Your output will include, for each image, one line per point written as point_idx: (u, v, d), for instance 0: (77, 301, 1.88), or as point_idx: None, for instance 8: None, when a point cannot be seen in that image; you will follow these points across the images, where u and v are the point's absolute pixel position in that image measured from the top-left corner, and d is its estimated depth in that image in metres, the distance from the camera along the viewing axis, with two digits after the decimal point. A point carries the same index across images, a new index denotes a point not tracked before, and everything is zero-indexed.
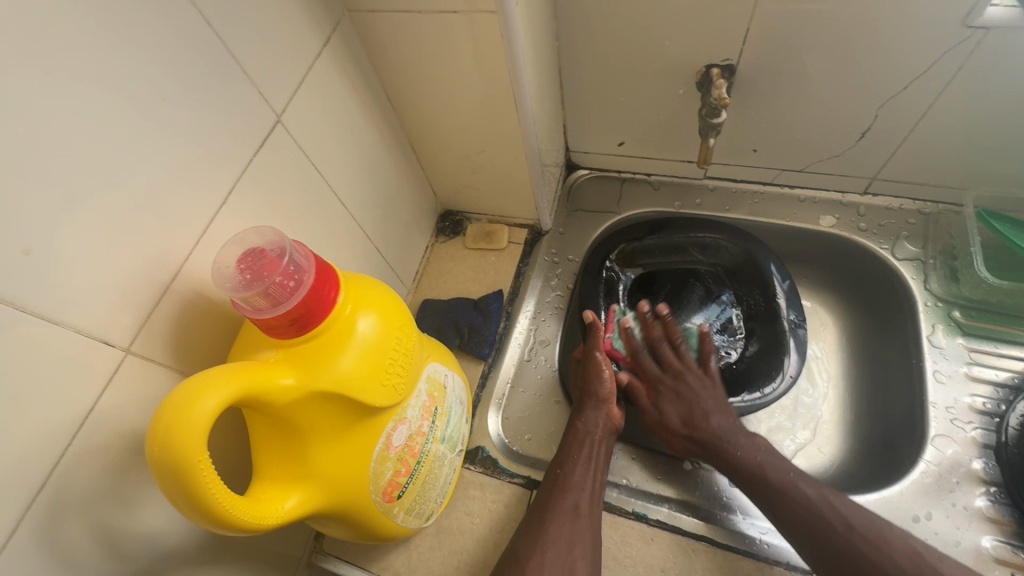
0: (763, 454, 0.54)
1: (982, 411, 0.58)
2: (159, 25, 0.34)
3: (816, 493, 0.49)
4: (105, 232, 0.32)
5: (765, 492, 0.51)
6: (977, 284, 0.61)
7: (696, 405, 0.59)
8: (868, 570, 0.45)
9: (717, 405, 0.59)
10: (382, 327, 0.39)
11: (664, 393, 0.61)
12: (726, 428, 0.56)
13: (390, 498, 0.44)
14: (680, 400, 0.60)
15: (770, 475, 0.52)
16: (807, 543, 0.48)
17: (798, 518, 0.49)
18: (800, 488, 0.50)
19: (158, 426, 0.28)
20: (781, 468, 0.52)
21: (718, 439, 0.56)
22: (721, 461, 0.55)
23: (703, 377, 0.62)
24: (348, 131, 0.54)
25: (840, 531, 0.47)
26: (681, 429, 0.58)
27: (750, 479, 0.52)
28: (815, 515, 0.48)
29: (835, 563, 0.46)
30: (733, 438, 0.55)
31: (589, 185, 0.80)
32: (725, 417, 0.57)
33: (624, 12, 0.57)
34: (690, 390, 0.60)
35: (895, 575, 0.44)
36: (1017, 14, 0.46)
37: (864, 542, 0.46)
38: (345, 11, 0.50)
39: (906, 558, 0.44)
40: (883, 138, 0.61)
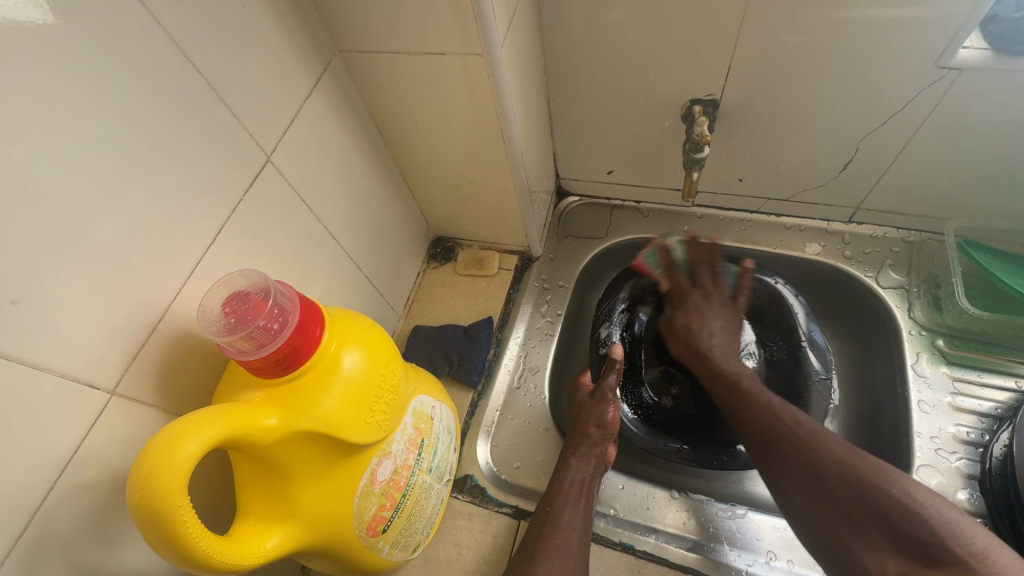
0: (746, 375, 0.56)
1: (966, 441, 0.58)
2: (152, 78, 0.35)
3: (778, 403, 0.52)
4: (92, 277, 0.33)
5: (737, 403, 0.54)
6: (959, 315, 0.62)
7: (700, 323, 0.62)
8: (803, 455, 0.46)
9: (724, 330, 0.61)
10: (367, 363, 0.40)
11: (683, 301, 0.65)
12: (719, 346, 0.60)
13: (375, 532, 0.44)
14: (691, 314, 0.63)
15: (745, 387, 0.55)
16: (757, 438, 0.51)
17: (755, 420, 0.51)
18: (767, 399, 0.52)
19: (140, 471, 0.29)
20: (760, 386, 0.55)
21: (710, 356, 0.59)
22: (708, 370, 0.59)
23: (728, 304, 0.64)
24: (339, 165, 0.55)
25: (787, 424, 0.49)
26: (682, 334, 0.63)
27: (725, 386, 0.56)
28: (771, 417, 0.50)
29: (776, 454, 0.48)
30: (724, 358, 0.59)
31: (579, 212, 0.81)
32: (727, 343, 0.60)
33: (608, 50, 0.59)
34: (706, 309, 0.63)
35: (827, 459, 0.45)
36: (988, 56, 0.48)
37: (806, 433, 0.48)
38: (336, 52, 0.52)
39: (839, 444, 0.46)
40: (864, 170, 0.62)
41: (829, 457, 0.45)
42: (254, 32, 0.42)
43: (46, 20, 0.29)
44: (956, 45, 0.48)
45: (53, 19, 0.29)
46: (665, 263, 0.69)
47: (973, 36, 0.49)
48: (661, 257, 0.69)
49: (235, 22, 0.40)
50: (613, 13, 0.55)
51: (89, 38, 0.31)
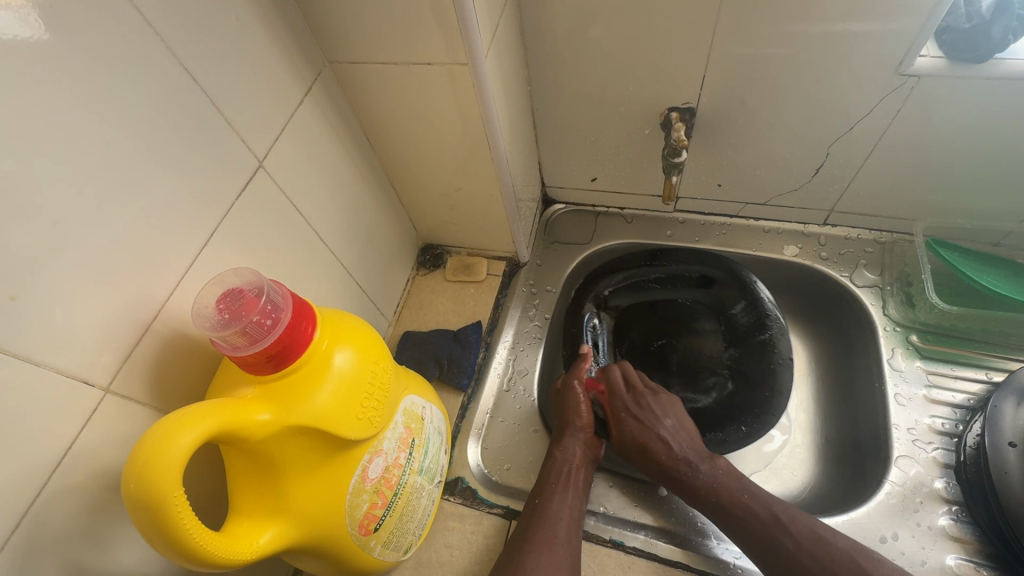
0: (720, 479, 0.54)
1: (941, 432, 0.60)
2: (148, 86, 0.37)
3: (766, 515, 0.51)
4: (88, 276, 0.34)
5: (724, 516, 0.53)
6: (931, 310, 0.64)
7: (655, 435, 0.58)
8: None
9: (678, 431, 0.58)
10: (357, 361, 0.40)
11: (624, 420, 0.60)
12: (687, 460, 0.56)
13: (367, 531, 0.45)
14: (640, 427, 0.59)
15: (725, 501, 0.53)
16: (761, 555, 0.50)
17: (752, 538, 0.51)
18: (755, 511, 0.51)
19: (136, 462, 0.29)
20: (737, 492, 0.53)
21: (679, 472, 0.56)
22: (685, 493, 0.55)
23: (659, 399, 0.61)
24: (329, 172, 0.56)
25: (788, 547, 0.48)
26: (643, 464, 0.58)
27: (709, 504, 0.54)
28: (768, 535, 0.50)
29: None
30: (695, 474, 0.55)
31: (565, 219, 0.83)
32: (686, 447, 0.57)
33: (588, 61, 0.62)
34: (650, 416, 0.60)
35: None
36: (943, 64, 0.51)
37: (810, 559, 0.47)
38: (326, 63, 0.53)
39: (852, 573, 0.46)
40: (836, 174, 0.65)
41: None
42: (244, 44, 0.43)
43: (41, 28, 0.30)
44: (913, 55, 0.51)
45: (44, 34, 0.30)
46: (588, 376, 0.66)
47: (929, 45, 0.52)
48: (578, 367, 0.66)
49: (228, 33, 0.42)
50: (591, 27, 0.58)
51: (90, 45, 0.33)
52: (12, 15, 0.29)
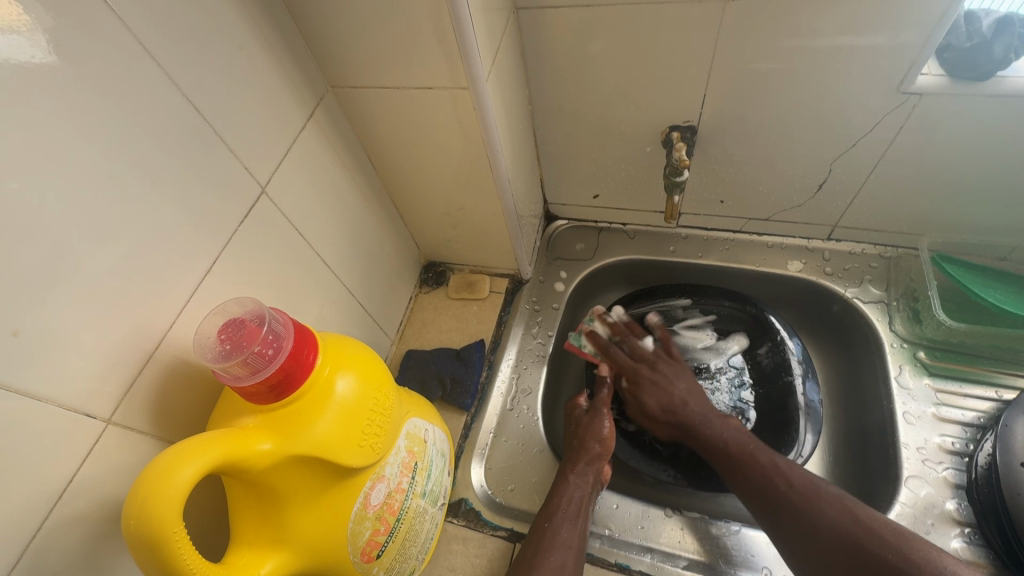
0: (732, 433, 0.57)
1: (951, 451, 0.59)
2: (149, 116, 0.37)
3: (767, 461, 0.53)
4: (90, 307, 0.34)
5: (730, 466, 0.55)
6: (938, 326, 0.63)
7: (669, 394, 0.62)
8: (803, 518, 0.48)
9: (691, 389, 0.62)
10: (360, 387, 0.40)
11: (643, 382, 0.65)
12: (702, 413, 0.60)
13: (369, 558, 0.44)
14: (653, 389, 0.63)
15: (734, 449, 0.56)
16: (754, 497, 0.52)
17: (750, 484, 0.53)
18: (757, 456, 0.54)
19: (136, 497, 0.29)
20: (746, 441, 0.56)
21: (693, 421, 0.59)
22: (697, 441, 0.59)
23: (670, 360, 0.67)
24: (332, 195, 0.57)
25: (781, 488, 0.51)
26: (659, 414, 0.62)
27: (721, 453, 0.56)
28: (764, 481, 0.52)
29: (778, 516, 0.50)
30: (706, 422, 0.59)
31: (568, 235, 0.83)
32: (701, 403, 0.61)
33: (589, 80, 0.62)
34: (663, 377, 0.64)
35: (824, 523, 0.47)
36: (945, 82, 0.51)
37: (799, 495, 0.50)
38: (328, 88, 0.54)
39: (834, 507, 0.48)
40: (839, 190, 0.65)
41: (828, 524, 0.47)
42: (246, 70, 0.44)
43: (50, 52, 0.31)
44: (915, 72, 0.51)
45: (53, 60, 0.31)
46: (598, 346, 0.70)
47: (930, 63, 0.52)
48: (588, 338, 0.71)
49: (230, 61, 0.42)
50: (592, 46, 0.58)
51: (92, 76, 0.33)
52: (24, 41, 0.29)
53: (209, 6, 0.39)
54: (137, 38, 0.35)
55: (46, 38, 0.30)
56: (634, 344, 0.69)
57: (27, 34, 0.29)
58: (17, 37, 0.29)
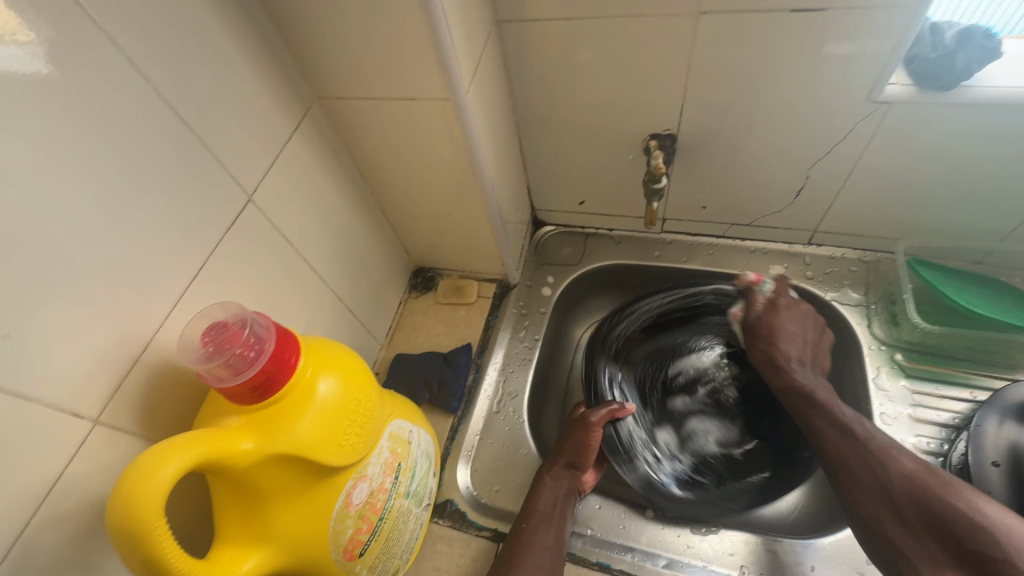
0: (818, 384, 0.59)
1: (926, 451, 0.60)
2: (138, 127, 0.38)
3: (851, 417, 0.54)
4: (80, 311, 0.35)
5: (809, 407, 0.56)
6: (914, 329, 0.65)
7: (786, 337, 0.62)
8: (875, 472, 0.49)
9: (804, 344, 0.62)
10: (341, 389, 0.41)
11: (777, 311, 0.64)
12: (795, 355, 0.61)
13: (352, 556, 0.45)
14: (780, 323, 0.63)
15: (816, 395, 0.57)
16: (827, 448, 0.53)
17: (825, 434, 0.53)
18: (838, 411, 0.55)
19: (119, 494, 0.31)
20: (831, 396, 0.57)
21: (783, 365, 0.61)
22: (778, 380, 0.61)
23: (804, 312, 0.64)
24: (320, 202, 0.58)
25: (859, 437, 0.51)
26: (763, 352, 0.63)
27: (797, 394, 0.58)
28: (844, 429, 0.53)
29: (844, 462, 0.51)
30: (803, 376, 0.60)
31: (555, 241, 0.85)
32: (800, 346, 0.62)
33: (569, 90, 0.64)
34: (788, 316, 0.63)
35: (898, 474, 0.48)
36: (913, 91, 0.52)
37: (878, 446, 0.50)
38: (315, 98, 0.56)
39: (912, 463, 0.48)
40: (817, 196, 0.67)
41: (899, 473, 0.48)
42: (232, 82, 0.45)
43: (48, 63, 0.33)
44: (883, 82, 0.52)
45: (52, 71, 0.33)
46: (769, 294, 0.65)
47: (898, 73, 0.54)
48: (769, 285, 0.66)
49: (217, 73, 0.44)
50: (572, 57, 0.60)
51: (83, 89, 0.35)
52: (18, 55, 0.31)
53: (198, 22, 0.41)
54: (128, 55, 0.37)
55: (44, 49, 0.32)
56: (780, 286, 0.66)
57: (28, 45, 0.31)
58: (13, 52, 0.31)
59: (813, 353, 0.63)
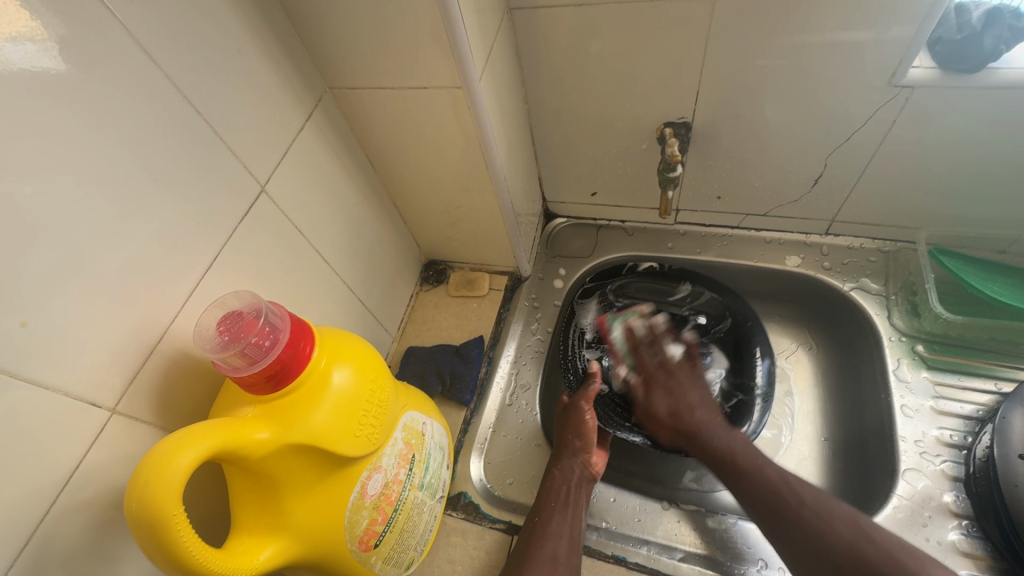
0: (738, 442, 0.57)
1: (949, 444, 0.59)
2: (151, 116, 0.38)
3: (777, 477, 0.52)
4: (96, 301, 0.35)
5: (735, 478, 0.54)
6: (936, 320, 0.63)
7: (683, 404, 0.62)
8: (815, 544, 0.46)
9: (703, 401, 0.62)
10: (356, 379, 0.41)
11: (654, 386, 0.65)
12: (709, 422, 0.59)
13: (367, 547, 0.45)
14: (670, 393, 0.63)
15: (741, 464, 0.54)
16: (761, 509, 0.51)
17: (760, 497, 0.51)
18: (766, 472, 0.53)
19: (137, 483, 0.30)
20: (752, 453, 0.55)
21: (699, 431, 0.59)
22: (701, 449, 0.58)
23: (694, 373, 0.66)
24: (331, 194, 0.58)
25: (792, 504, 0.49)
26: (666, 419, 0.62)
27: (722, 464, 0.56)
28: (775, 497, 0.51)
29: (787, 535, 0.48)
30: (713, 433, 0.58)
31: (567, 233, 0.84)
32: (708, 412, 0.61)
33: (582, 78, 0.63)
34: (679, 384, 0.64)
35: (834, 538, 0.46)
36: (937, 74, 0.51)
37: (811, 514, 0.48)
38: (326, 89, 0.55)
39: (847, 528, 0.46)
40: (836, 185, 0.65)
41: (838, 543, 0.45)
42: (243, 72, 0.45)
43: (63, 60, 0.32)
44: (906, 66, 0.51)
45: (67, 68, 0.33)
46: (631, 341, 0.70)
47: (921, 56, 0.52)
48: (625, 333, 0.71)
49: (228, 63, 0.43)
50: (585, 45, 0.59)
51: (97, 79, 0.34)
52: (35, 49, 0.31)
53: (209, 12, 0.41)
54: (141, 44, 0.37)
55: (59, 46, 0.32)
56: (643, 355, 0.68)
57: (45, 42, 0.31)
58: (30, 47, 0.31)
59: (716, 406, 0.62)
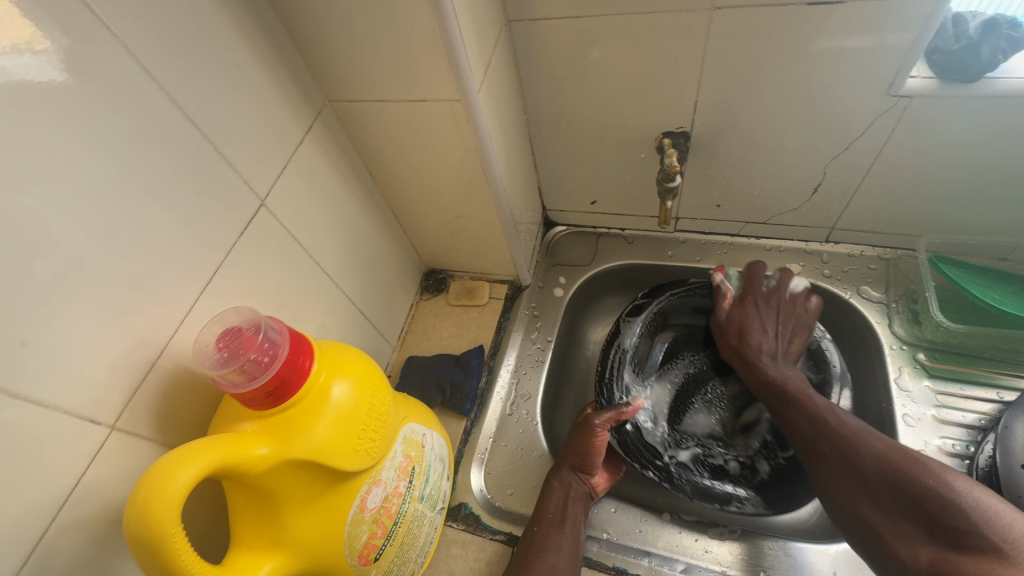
0: (791, 377, 0.59)
1: (952, 453, 0.59)
2: (151, 132, 0.38)
3: (823, 405, 0.54)
4: (95, 317, 0.36)
5: (783, 403, 0.57)
6: (937, 328, 0.63)
7: (757, 329, 0.63)
8: (845, 457, 0.49)
9: (777, 337, 0.63)
10: (355, 393, 0.41)
11: (748, 302, 0.65)
12: (771, 353, 0.61)
13: (367, 561, 0.45)
14: (750, 317, 0.64)
15: (788, 389, 0.57)
16: (801, 437, 0.54)
17: (800, 427, 0.54)
18: (810, 399, 0.55)
19: (137, 501, 0.30)
20: (803, 386, 0.58)
21: (757, 357, 0.61)
22: (751, 374, 0.61)
23: (797, 310, 0.64)
24: (331, 205, 0.58)
25: (831, 423, 0.52)
26: (732, 338, 0.64)
27: (771, 390, 0.59)
28: (815, 420, 0.53)
29: (822, 455, 0.51)
30: (767, 364, 0.61)
31: (566, 241, 0.84)
32: (776, 344, 0.62)
33: (580, 89, 0.63)
34: (766, 314, 0.64)
35: (865, 456, 0.48)
36: (936, 84, 0.51)
37: (848, 432, 0.50)
38: (325, 102, 0.56)
39: (881, 442, 0.48)
40: (835, 193, 0.65)
41: (868, 454, 0.48)
42: (243, 87, 0.45)
43: (64, 71, 0.33)
44: (904, 75, 0.51)
45: (68, 80, 0.33)
46: (748, 277, 0.66)
47: (919, 66, 0.52)
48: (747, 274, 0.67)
49: (228, 77, 0.44)
50: (583, 56, 0.59)
51: (96, 97, 0.35)
52: (36, 61, 0.31)
53: (208, 28, 0.41)
54: (140, 62, 0.37)
55: (59, 58, 0.32)
56: (756, 274, 0.66)
57: (45, 53, 0.32)
58: (30, 58, 0.31)
59: (790, 342, 0.63)
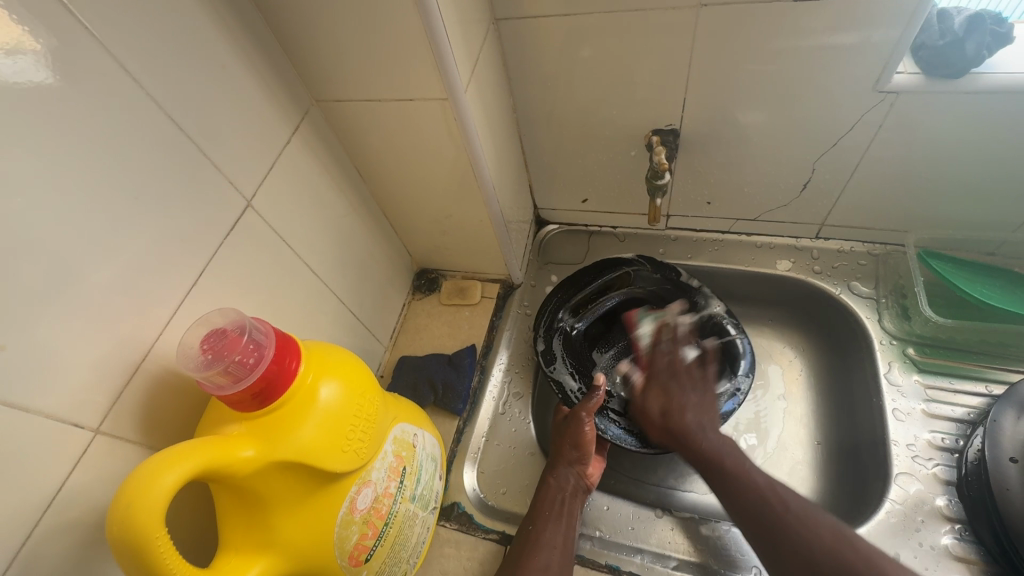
0: (726, 445, 0.56)
1: (941, 447, 0.59)
2: (136, 135, 0.38)
3: (763, 482, 0.52)
4: (79, 321, 0.35)
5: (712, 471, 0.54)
6: (926, 322, 0.64)
7: (678, 404, 0.60)
8: (797, 537, 0.47)
9: (699, 404, 0.60)
10: (343, 394, 0.41)
11: (654, 384, 0.62)
12: (698, 424, 0.58)
13: (357, 562, 0.45)
14: (665, 392, 0.61)
15: (727, 465, 0.54)
16: (748, 522, 0.50)
17: (748, 513, 0.50)
18: (752, 476, 0.52)
19: (119, 507, 0.30)
20: (743, 462, 0.54)
21: (690, 433, 0.57)
22: (689, 452, 0.57)
23: (697, 379, 0.63)
24: (319, 206, 0.58)
25: (784, 520, 0.48)
26: (658, 417, 0.60)
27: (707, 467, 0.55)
28: (758, 498, 0.50)
29: (769, 539, 0.48)
30: (702, 433, 0.57)
31: (558, 239, 0.85)
32: (701, 414, 0.59)
33: (569, 88, 0.63)
34: (677, 386, 0.62)
35: (817, 548, 0.45)
36: (921, 80, 0.51)
37: (794, 516, 0.48)
38: (313, 102, 0.55)
39: (828, 530, 0.46)
40: (823, 190, 0.65)
41: (818, 544, 0.46)
42: (229, 89, 0.45)
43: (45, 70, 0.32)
44: (890, 71, 0.51)
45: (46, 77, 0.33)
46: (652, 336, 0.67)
47: (906, 61, 0.52)
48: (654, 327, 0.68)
49: (213, 79, 0.43)
50: (572, 55, 0.59)
51: (79, 99, 0.34)
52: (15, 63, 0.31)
53: (194, 30, 0.41)
54: (124, 64, 0.37)
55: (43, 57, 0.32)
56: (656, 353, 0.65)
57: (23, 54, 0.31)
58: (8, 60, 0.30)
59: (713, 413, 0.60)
